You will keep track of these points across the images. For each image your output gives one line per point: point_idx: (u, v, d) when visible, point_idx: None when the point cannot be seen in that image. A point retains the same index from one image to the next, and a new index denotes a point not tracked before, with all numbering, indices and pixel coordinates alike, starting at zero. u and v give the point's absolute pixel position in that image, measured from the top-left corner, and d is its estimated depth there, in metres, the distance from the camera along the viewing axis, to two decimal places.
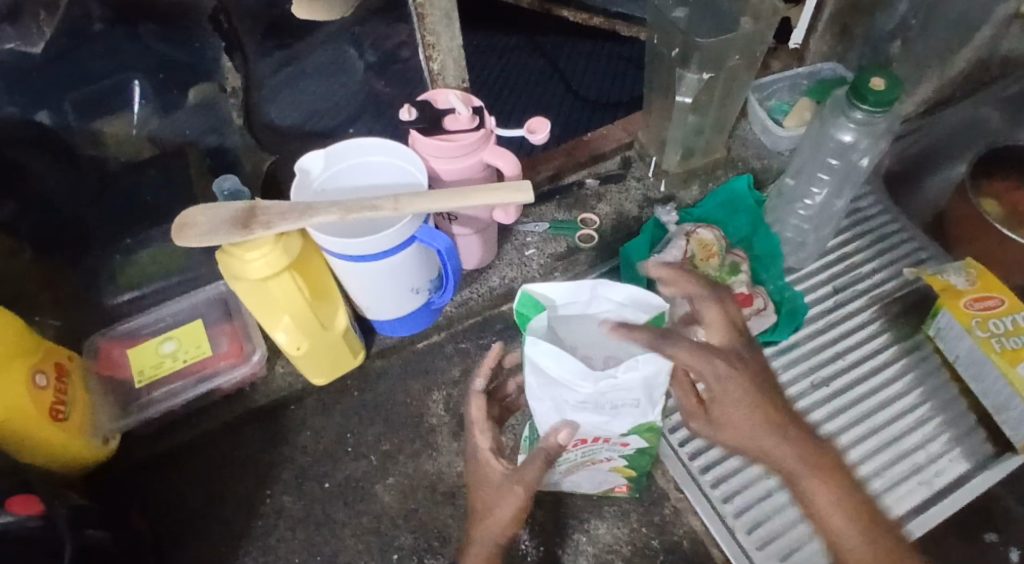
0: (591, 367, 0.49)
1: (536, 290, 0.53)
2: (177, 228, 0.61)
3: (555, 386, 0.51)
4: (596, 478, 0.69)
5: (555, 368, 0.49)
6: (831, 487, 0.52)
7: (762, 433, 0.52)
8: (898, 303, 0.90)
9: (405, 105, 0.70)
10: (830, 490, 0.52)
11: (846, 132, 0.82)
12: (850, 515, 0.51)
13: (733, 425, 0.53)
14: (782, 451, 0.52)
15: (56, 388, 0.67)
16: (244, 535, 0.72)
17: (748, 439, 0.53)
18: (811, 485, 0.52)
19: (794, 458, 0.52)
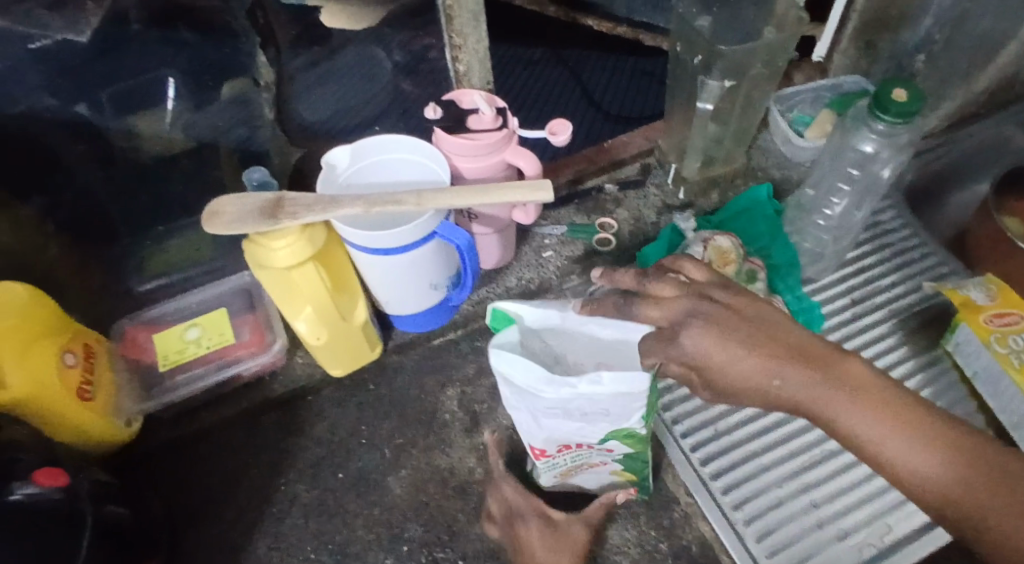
0: (553, 377, 0.50)
1: (507, 306, 0.56)
2: (207, 216, 0.64)
3: (526, 394, 0.53)
4: (597, 480, 0.70)
5: (521, 377, 0.51)
6: (870, 417, 0.49)
7: (773, 382, 0.49)
8: (916, 316, 0.90)
9: (431, 104, 0.72)
10: (871, 418, 0.49)
11: (868, 142, 0.81)
12: (901, 436, 0.48)
13: (745, 380, 0.50)
14: (804, 397, 0.49)
15: (83, 368, 0.70)
16: (258, 521, 0.73)
17: (763, 394, 0.50)
18: (851, 415, 0.49)
19: (817, 397, 0.49)
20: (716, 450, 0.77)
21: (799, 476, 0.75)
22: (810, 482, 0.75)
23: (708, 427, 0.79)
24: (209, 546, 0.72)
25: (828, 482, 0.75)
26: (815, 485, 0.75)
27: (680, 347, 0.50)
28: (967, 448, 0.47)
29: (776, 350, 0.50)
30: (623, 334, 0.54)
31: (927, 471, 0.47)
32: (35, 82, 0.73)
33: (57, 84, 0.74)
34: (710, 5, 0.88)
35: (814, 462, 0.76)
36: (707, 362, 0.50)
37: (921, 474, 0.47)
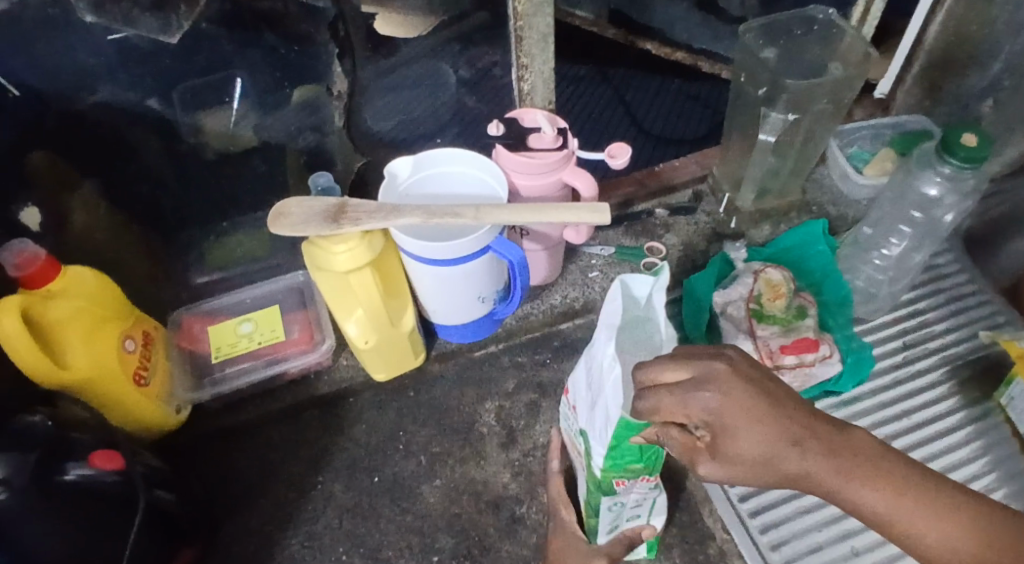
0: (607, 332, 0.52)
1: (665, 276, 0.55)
2: (273, 217, 0.66)
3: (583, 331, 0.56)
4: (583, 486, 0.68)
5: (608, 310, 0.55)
6: (891, 491, 0.46)
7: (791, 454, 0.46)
8: (969, 365, 0.87)
9: (495, 120, 0.74)
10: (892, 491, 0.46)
11: (932, 186, 0.80)
12: (919, 508, 0.45)
13: (763, 452, 0.47)
14: (826, 469, 0.46)
15: (142, 354, 0.72)
16: (294, 517, 0.75)
17: (776, 468, 0.47)
18: (863, 490, 0.46)
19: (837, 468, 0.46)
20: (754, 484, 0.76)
21: (839, 522, 0.73)
22: (852, 529, 0.73)
23: None
24: (245, 538, 0.73)
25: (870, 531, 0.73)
26: (855, 531, 0.72)
27: (698, 400, 0.46)
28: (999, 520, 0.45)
29: (782, 421, 0.47)
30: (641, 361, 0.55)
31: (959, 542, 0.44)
32: (121, 77, 0.77)
33: (139, 79, 0.78)
34: (777, 37, 0.88)
35: None
36: (725, 426, 0.47)
37: (945, 549, 0.45)
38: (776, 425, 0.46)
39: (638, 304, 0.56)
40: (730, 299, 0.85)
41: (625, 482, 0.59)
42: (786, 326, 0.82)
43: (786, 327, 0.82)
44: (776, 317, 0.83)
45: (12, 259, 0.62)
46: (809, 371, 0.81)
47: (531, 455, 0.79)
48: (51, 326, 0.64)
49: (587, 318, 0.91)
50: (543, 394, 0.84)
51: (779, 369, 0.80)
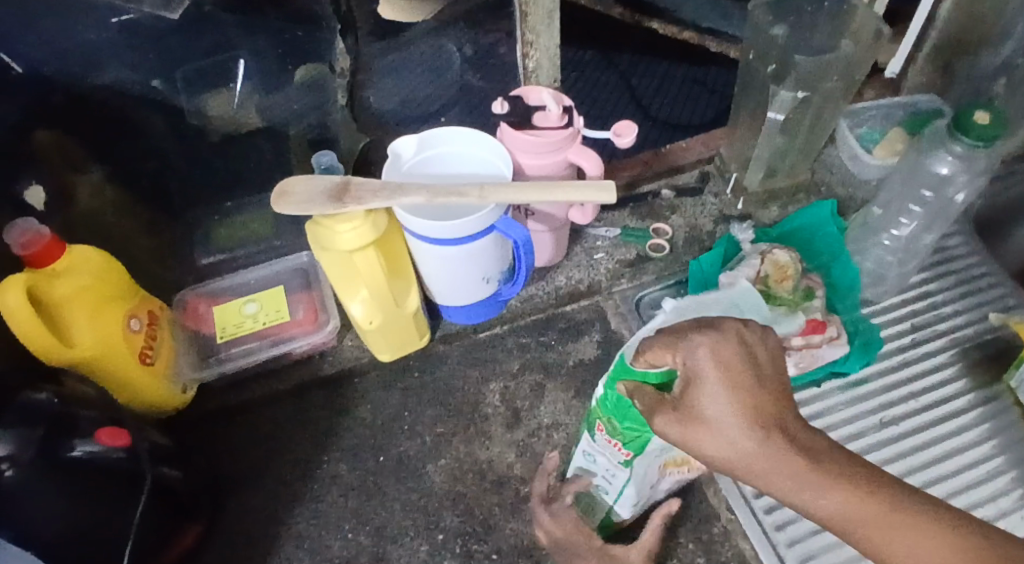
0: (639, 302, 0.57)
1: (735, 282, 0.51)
2: (276, 196, 0.65)
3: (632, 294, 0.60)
4: None
5: None
6: (853, 496, 0.44)
7: (749, 438, 0.46)
8: (978, 348, 0.86)
9: (499, 99, 0.73)
10: (856, 498, 0.44)
11: (943, 164, 0.79)
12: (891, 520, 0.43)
13: (725, 425, 0.46)
14: (782, 463, 0.45)
15: (147, 334, 0.72)
16: (300, 496, 0.75)
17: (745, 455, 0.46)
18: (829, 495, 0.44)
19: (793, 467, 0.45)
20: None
21: None
22: None
23: None
24: (251, 515, 0.74)
25: None
26: None
27: (688, 352, 0.49)
28: (972, 538, 0.42)
29: (760, 406, 0.47)
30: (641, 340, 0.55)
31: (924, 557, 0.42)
32: (123, 55, 0.76)
33: (142, 58, 0.77)
34: (787, 14, 0.87)
35: None
36: (699, 379, 0.48)
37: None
38: (741, 398, 0.47)
39: None
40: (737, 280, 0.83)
41: (602, 429, 0.62)
42: (794, 309, 0.81)
43: (794, 309, 0.80)
44: (783, 299, 0.81)
45: (17, 238, 0.61)
46: (815, 352, 0.80)
47: (536, 436, 0.79)
48: (56, 304, 0.64)
49: (592, 300, 0.90)
50: (548, 376, 0.83)
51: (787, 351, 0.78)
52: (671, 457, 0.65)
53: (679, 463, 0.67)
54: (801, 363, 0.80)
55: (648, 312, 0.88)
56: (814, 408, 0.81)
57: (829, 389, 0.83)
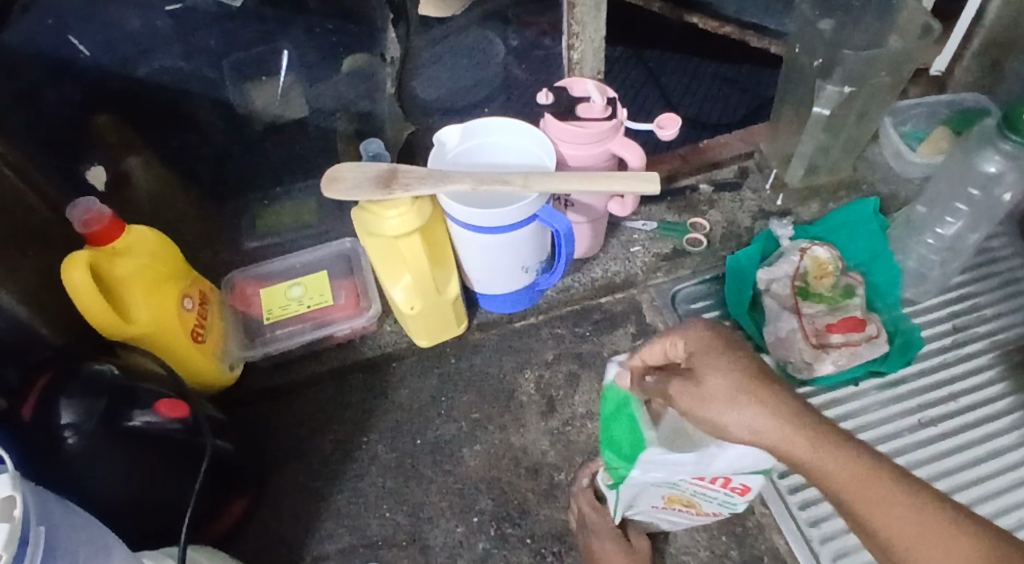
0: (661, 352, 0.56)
1: None
2: (327, 180, 0.67)
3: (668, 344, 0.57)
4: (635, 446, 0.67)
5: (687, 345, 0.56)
6: (841, 460, 0.40)
7: (753, 394, 0.42)
8: (1021, 350, 0.84)
9: (544, 89, 0.74)
10: (847, 459, 0.40)
11: (993, 163, 0.79)
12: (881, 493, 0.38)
13: (731, 393, 0.42)
14: (786, 416, 0.41)
15: (198, 313, 0.75)
16: (339, 474, 0.77)
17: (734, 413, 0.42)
18: (814, 455, 0.40)
19: (787, 425, 0.41)
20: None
21: None
22: None
23: None
24: (292, 492, 0.76)
25: None
26: None
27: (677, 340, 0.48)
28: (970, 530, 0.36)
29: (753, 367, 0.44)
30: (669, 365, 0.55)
31: (912, 536, 0.37)
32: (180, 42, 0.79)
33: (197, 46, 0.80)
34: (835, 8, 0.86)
35: None
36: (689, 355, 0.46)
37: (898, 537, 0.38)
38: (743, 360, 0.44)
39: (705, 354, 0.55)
40: (776, 277, 0.85)
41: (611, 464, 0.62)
42: (833, 305, 0.83)
43: (833, 307, 0.83)
44: (822, 296, 0.83)
45: (81, 216, 0.64)
46: (855, 350, 0.80)
47: (570, 425, 0.80)
48: (117, 282, 0.66)
49: (628, 293, 0.90)
50: (582, 366, 0.84)
51: (825, 348, 0.80)
52: (673, 494, 0.57)
53: (686, 503, 0.60)
54: (840, 362, 0.80)
55: (683, 308, 0.88)
56: (851, 406, 0.80)
57: (866, 388, 0.82)
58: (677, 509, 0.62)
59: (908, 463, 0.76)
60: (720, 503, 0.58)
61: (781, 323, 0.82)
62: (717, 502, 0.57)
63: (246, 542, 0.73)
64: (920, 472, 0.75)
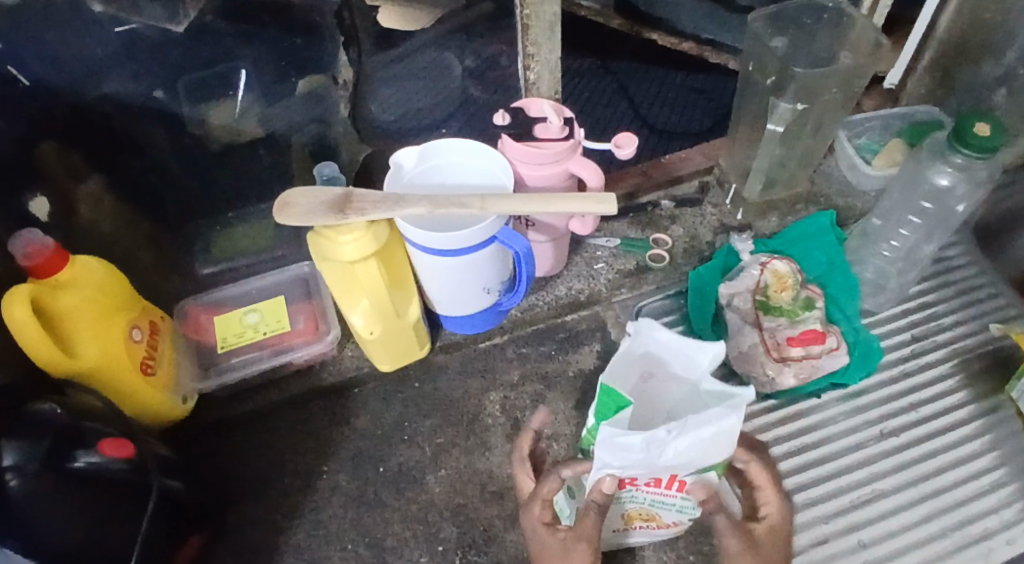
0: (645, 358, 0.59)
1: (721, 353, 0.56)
2: (279, 207, 0.66)
3: (638, 334, 0.58)
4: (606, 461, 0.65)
5: (665, 347, 0.58)
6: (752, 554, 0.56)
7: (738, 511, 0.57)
8: (979, 358, 0.85)
9: (500, 110, 0.73)
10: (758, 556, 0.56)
11: (943, 176, 0.80)
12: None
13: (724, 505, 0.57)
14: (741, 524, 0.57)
15: (148, 344, 0.72)
16: (300, 507, 0.75)
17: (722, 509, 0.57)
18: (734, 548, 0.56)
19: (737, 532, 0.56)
20: None
21: (846, 515, 0.73)
22: (861, 521, 0.73)
23: None
24: (252, 527, 0.74)
25: (877, 524, 0.72)
26: (862, 524, 0.72)
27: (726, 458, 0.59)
28: None
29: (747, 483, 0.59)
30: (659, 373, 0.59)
31: None
32: (127, 65, 0.77)
33: (143, 69, 0.78)
34: (785, 26, 0.88)
35: (862, 501, 0.74)
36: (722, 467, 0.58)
37: None
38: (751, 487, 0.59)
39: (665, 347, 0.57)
40: (738, 290, 0.86)
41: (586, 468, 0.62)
42: (793, 318, 0.83)
43: (794, 319, 0.83)
44: (782, 309, 0.84)
45: (21, 249, 0.61)
46: (816, 363, 0.81)
47: (536, 446, 0.79)
48: (59, 316, 0.63)
49: (592, 310, 0.90)
50: (548, 386, 0.83)
51: (786, 361, 0.81)
52: (637, 507, 0.60)
53: (649, 519, 0.63)
54: (801, 375, 0.80)
55: None
56: (815, 419, 0.81)
57: (828, 400, 0.82)
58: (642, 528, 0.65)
59: (873, 475, 0.76)
60: (680, 511, 0.61)
61: (743, 337, 0.83)
62: (676, 509, 0.60)
63: None
64: (885, 483, 0.76)
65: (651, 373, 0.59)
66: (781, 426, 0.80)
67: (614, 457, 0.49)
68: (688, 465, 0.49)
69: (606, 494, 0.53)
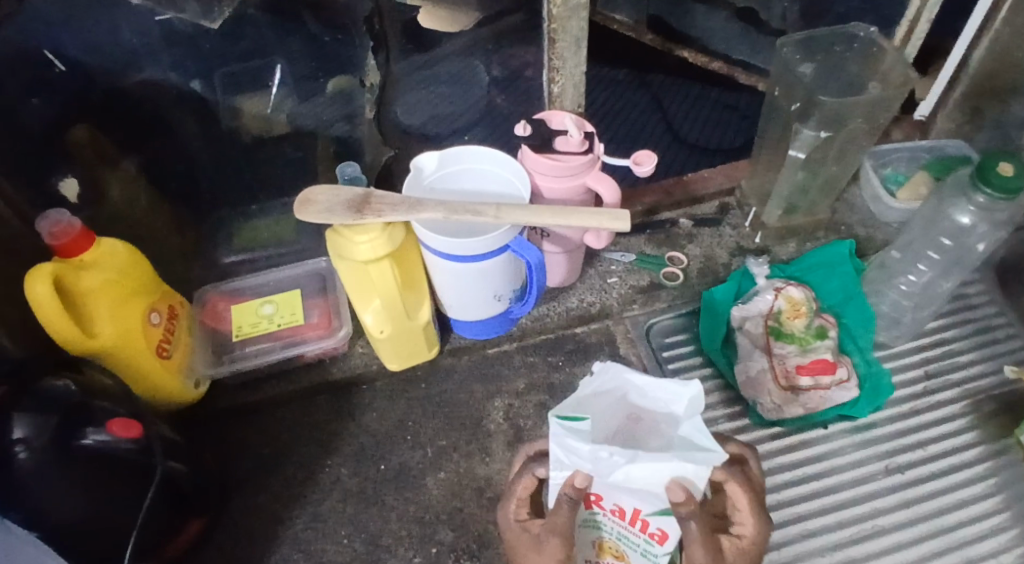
0: (621, 399, 0.57)
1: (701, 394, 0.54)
2: (300, 203, 0.67)
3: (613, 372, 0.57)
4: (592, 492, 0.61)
5: (642, 391, 0.56)
6: None
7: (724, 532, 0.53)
8: (992, 400, 0.84)
9: (522, 121, 0.74)
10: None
11: (965, 214, 0.79)
12: None
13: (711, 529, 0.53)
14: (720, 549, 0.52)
15: (165, 328, 0.74)
16: (301, 497, 0.76)
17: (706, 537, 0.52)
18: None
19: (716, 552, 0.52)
20: None
21: (843, 548, 0.72)
22: (857, 556, 0.72)
23: None
24: (252, 514, 0.75)
25: (874, 560, 0.72)
26: (860, 559, 0.72)
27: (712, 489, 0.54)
28: None
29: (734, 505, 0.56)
30: (642, 421, 0.56)
31: None
32: (165, 55, 0.79)
33: (180, 60, 0.80)
34: (815, 52, 0.87)
35: (861, 536, 0.73)
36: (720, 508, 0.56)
37: None
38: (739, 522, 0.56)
39: (642, 391, 0.56)
40: (749, 315, 0.86)
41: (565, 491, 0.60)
42: (804, 346, 0.83)
43: (804, 347, 0.83)
44: (794, 336, 0.84)
45: (48, 228, 0.64)
46: (824, 394, 0.81)
47: None
48: (82, 295, 0.66)
49: (603, 323, 0.90)
50: (552, 396, 0.84)
51: (794, 390, 0.81)
52: (602, 533, 0.57)
53: (619, 558, 0.57)
54: (809, 405, 0.80)
55: (657, 341, 0.88)
56: (820, 449, 0.80)
57: (835, 431, 0.81)
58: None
59: (874, 510, 0.75)
60: (645, 556, 0.55)
61: (752, 362, 0.83)
62: (640, 551, 0.55)
63: None
64: (886, 520, 0.74)
65: (638, 416, 0.56)
66: (784, 454, 0.79)
67: (565, 458, 0.51)
68: (650, 496, 0.50)
69: (578, 490, 0.51)
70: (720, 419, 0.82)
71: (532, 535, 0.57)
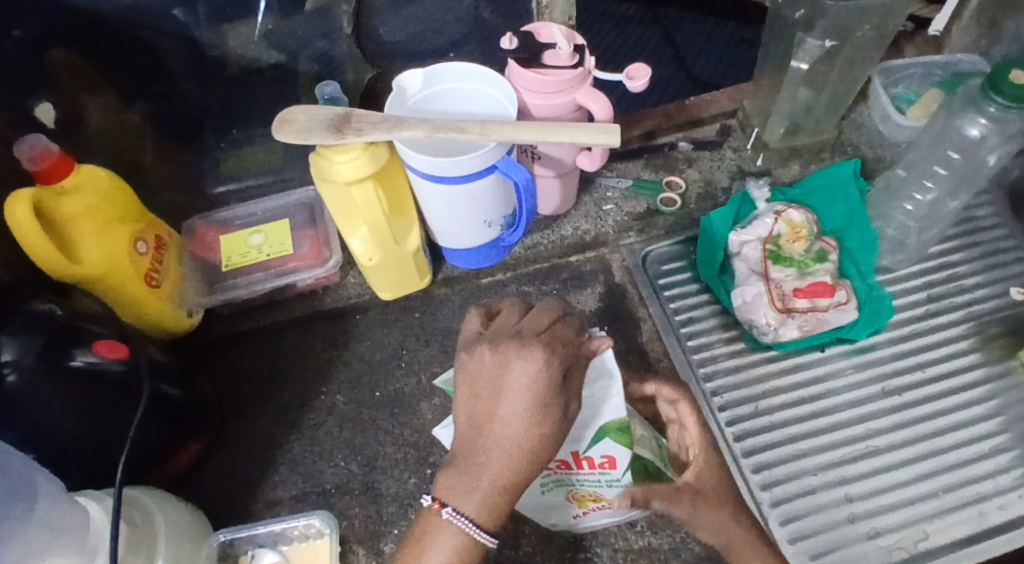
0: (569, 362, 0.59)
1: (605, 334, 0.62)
2: (278, 123, 0.65)
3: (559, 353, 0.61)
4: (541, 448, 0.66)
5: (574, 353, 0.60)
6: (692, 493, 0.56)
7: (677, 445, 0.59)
8: (997, 322, 0.82)
9: (508, 34, 0.70)
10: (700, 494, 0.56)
11: (976, 126, 0.75)
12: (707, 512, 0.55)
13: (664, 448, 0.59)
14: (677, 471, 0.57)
15: (153, 257, 0.74)
16: (297, 424, 0.77)
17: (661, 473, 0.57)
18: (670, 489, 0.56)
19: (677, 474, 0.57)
20: (730, 383, 0.78)
21: (836, 468, 0.72)
22: (849, 476, 0.72)
23: (747, 405, 0.76)
24: (251, 441, 0.76)
25: (867, 480, 0.72)
26: (852, 479, 0.72)
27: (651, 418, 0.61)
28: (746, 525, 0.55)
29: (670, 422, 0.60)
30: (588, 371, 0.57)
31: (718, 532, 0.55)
32: None
33: None
34: None
35: (853, 456, 0.73)
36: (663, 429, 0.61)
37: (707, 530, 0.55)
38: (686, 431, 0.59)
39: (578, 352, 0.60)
40: (747, 240, 0.83)
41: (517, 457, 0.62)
42: (802, 270, 0.81)
43: (803, 271, 0.81)
44: (793, 259, 0.81)
45: (25, 152, 0.62)
46: (821, 316, 0.79)
47: None
48: (66, 222, 0.65)
49: (598, 252, 0.88)
50: None
51: (790, 312, 0.78)
52: (569, 490, 0.60)
53: (596, 499, 0.60)
54: (805, 327, 0.79)
55: (654, 269, 0.87)
56: (817, 372, 0.79)
57: (833, 355, 0.80)
58: (595, 510, 0.62)
59: (869, 431, 0.75)
60: (611, 484, 0.58)
61: (748, 286, 0.80)
62: (605, 483, 0.58)
63: (203, 487, 0.73)
64: (879, 441, 0.74)
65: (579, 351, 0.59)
66: (781, 377, 0.78)
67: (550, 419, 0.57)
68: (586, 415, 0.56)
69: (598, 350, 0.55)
70: (714, 343, 0.81)
71: (520, 378, 0.50)
